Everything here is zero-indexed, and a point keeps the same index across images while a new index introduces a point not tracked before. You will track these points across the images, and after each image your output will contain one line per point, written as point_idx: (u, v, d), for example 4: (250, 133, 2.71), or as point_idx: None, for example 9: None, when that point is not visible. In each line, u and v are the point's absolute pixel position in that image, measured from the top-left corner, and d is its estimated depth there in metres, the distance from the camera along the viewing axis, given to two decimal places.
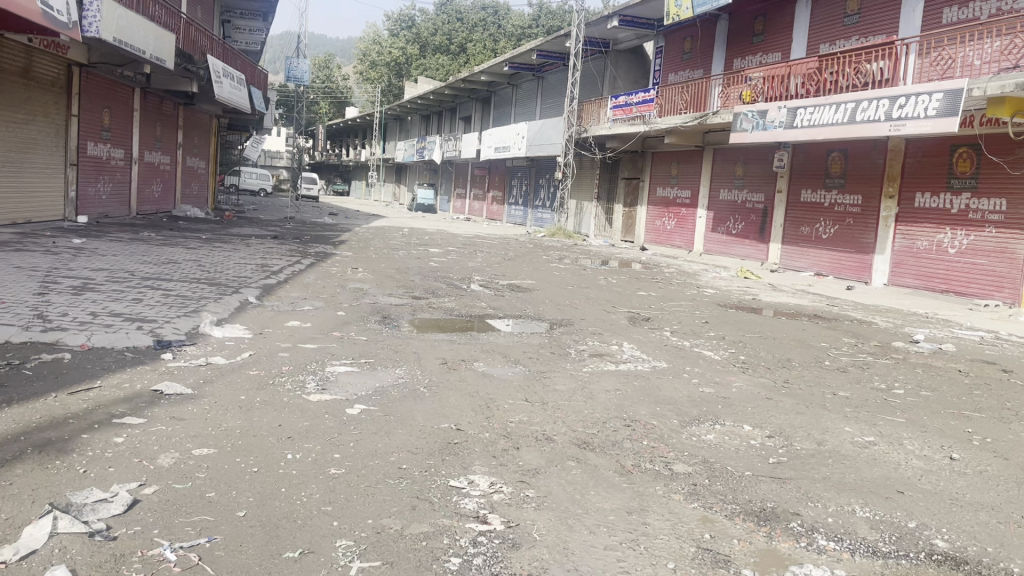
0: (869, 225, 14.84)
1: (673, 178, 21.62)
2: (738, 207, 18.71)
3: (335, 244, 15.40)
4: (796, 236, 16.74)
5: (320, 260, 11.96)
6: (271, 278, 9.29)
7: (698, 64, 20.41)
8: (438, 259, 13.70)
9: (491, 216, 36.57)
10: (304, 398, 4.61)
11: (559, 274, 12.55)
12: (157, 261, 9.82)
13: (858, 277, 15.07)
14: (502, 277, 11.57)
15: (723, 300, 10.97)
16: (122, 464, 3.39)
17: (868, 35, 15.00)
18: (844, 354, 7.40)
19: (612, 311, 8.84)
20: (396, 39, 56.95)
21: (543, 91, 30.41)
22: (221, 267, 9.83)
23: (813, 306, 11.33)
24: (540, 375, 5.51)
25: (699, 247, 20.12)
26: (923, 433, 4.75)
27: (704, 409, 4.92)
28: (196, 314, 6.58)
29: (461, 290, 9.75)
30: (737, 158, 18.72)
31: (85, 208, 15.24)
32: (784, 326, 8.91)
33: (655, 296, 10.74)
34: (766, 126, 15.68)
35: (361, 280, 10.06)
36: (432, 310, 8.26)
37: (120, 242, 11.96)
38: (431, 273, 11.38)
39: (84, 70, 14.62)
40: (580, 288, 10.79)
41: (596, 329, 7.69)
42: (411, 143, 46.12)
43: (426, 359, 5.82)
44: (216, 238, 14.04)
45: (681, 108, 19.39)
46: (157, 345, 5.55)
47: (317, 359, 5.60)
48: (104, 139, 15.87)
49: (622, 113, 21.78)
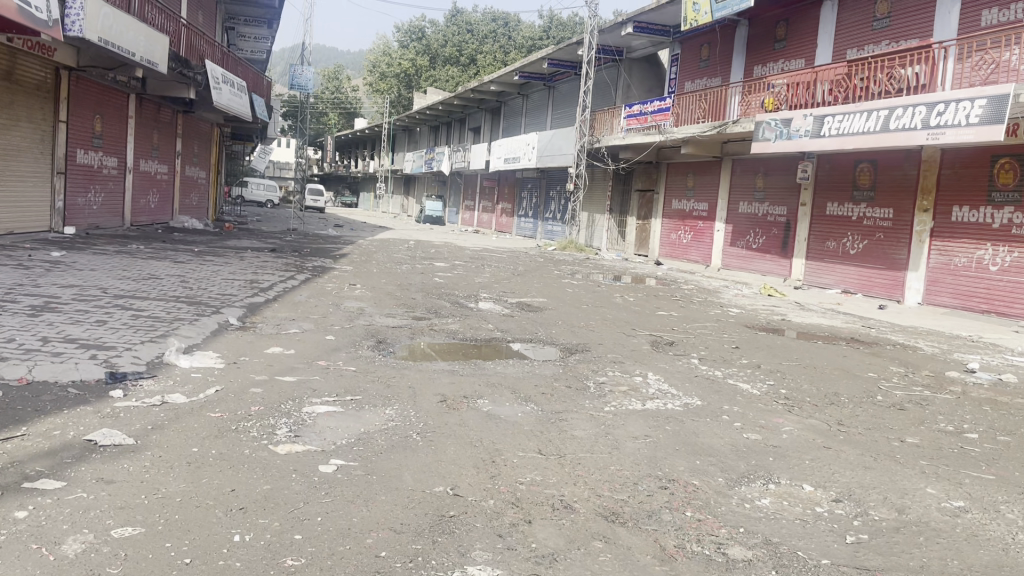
0: (901, 240, 13.99)
1: (689, 190, 20.82)
2: (759, 220, 17.87)
3: (335, 257, 14.65)
4: (822, 251, 15.89)
5: (316, 275, 11.20)
6: (258, 296, 8.52)
7: (716, 72, 19.62)
8: (443, 274, 12.94)
9: (500, 229, 35.83)
10: (270, 449, 3.80)
11: (572, 291, 11.74)
12: (137, 276, 9.06)
13: (889, 295, 14.22)
14: (511, 294, 10.77)
15: (750, 321, 10.14)
16: (13, 554, 2.57)
17: (899, 39, 14.20)
18: (898, 389, 6.57)
19: (632, 334, 8.04)
20: (406, 50, 56.54)
21: (554, 100, 29.70)
22: (206, 283, 9.08)
23: (848, 329, 10.48)
24: (555, 417, 4.69)
25: (717, 261, 19.28)
26: (1022, 497, 3.91)
27: (753, 463, 4.11)
28: (163, 340, 5.80)
29: (468, 310, 8.96)
30: (757, 168, 17.90)
31: (74, 219, 14.52)
32: (822, 352, 8.08)
33: (677, 316, 9.93)
34: (790, 135, 14.86)
35: (358, 298, 9.28)
36: (435, 332, 7.47)
37: (103, 255, 11.20)
38: (435, 290, 10.60)
39: (73, 74, 13.93)
40: (595, 308, 10.00)
41: (616, 355, 6.88)
42: (420, 154, 45.50)
43: (426, 395, 5.02)
44: (209, 251, 13.30)
45: (698, 117, 18.61)
46: (109, 379, 4.76)
47: (294, 396, 4.79)
48: (96, 146, 15.18)
49: (636, 123, 21.01)
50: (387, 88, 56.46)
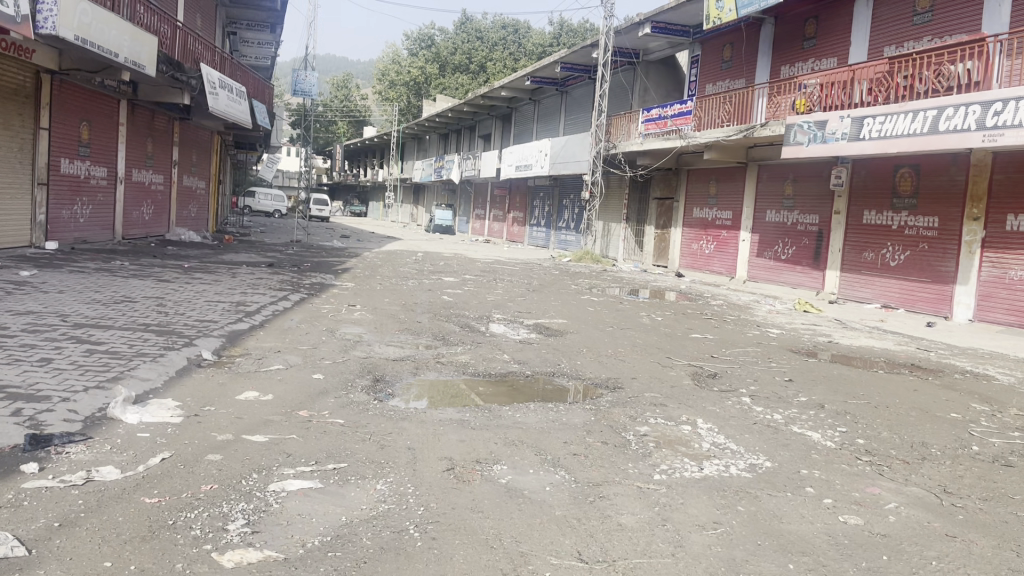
0: (948, 251, 12.91)
1: (711, 198, 19.79)
2: (788, 229, 16.80)
3: (337, 273, 13.67)
4: (858, 263, 14.80)
5: (312, 294, 10.22)
6: (243, 322, 7.52)
7: (740, 73, 18.60)
8: (452, 291, 11.93)
9: (512, 238, 34.83)
10: (211, 561, 2.77)
11: (593, 310, 10.70)
12: (108, 299, 8.08)
13: (934, 311, 13.13)
14: (527, 315, 9.74)
15: (792, 345, 9.10)
16: None
17: (943, 34, 13.13)
18: (994, 435, 5.50)
19: (669, 366, 6.98)
20: (415, 58, 55.66)
21: (567, 105, 28.73)
22: (186, 306, 8.10)
23: (903, 352, 9.39)
24: (594, 492, 3.67)
25: (742, 273, 18.22)
26: None
27: (866, 568, 3.05)
28: (113, 386, 4.79)
29: (481, 336, 7.92)
30: (786, 174, 16.85)
31: (58, 233, 13.59)
32: (889, 385, 7.02)
33: (713, 340, 8.87)
34: (825, 138, 13.83)
35: (356, 322, 8.26)
36: (442, 366, 6.42)
37: (81, 274, 10.23)
38: (442, 310, 9.57)
39: (57, 78, 13.02)
40: (622, 330, 8.97)
41: (655, 395, 5.82)
42: (429, 163, 44.63)
43: (429, 460, 3.99)
44: (200, 267, 12.32)
45: (721, 121, 17.55)
46: (28, 446, 3.75)
47: (261, 465, 3.77)
48: (83, 155, 14.26)
49: (654, 128, 20.00)
50: (396, 96, 55.56)
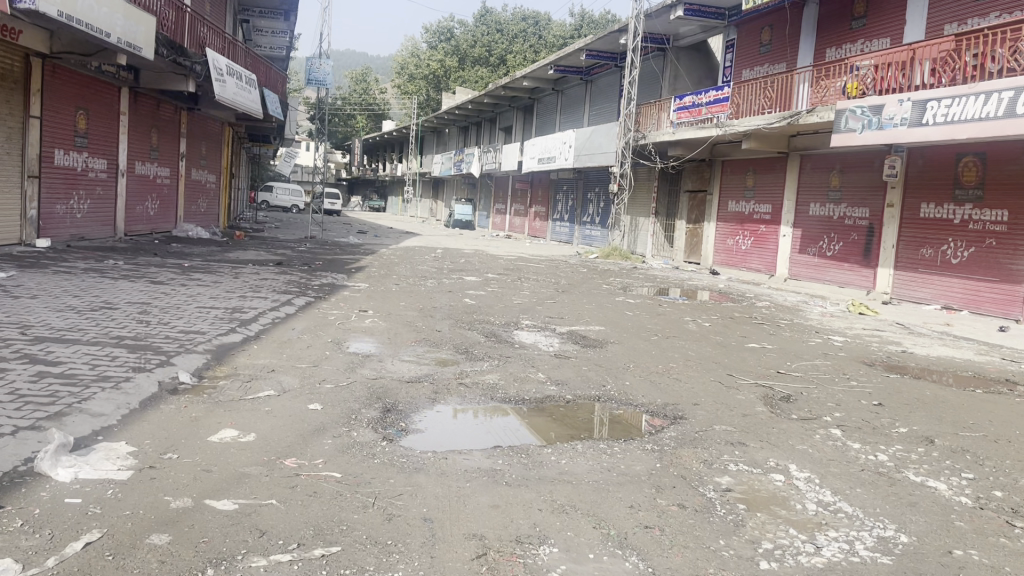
0: (1019, 248, 11.71)
1: (748, 190, 18.62)
2: (834, 223, 15.62)
3: (349, 272, 12.66)
4: (914, 260, 13.60)
5: (319, 297, 9.21)
6: (236, 333, 6.51)
7: (780, 57, 17.41)
8: (474, 292, 10.88)
9: (533, 233, 33.78)
10: None
11: (632, 315, 9.60)
12: (85, 306, 7.10)
13: (1004, 313, 11.94)
14: (560, 321, 8.66)
15: (863, 356, 7.98)
16: None
17: (1014, 9, 11.89)
18: None
19: (733, 387, 5.88)
20: (434, 51, 54.64)
21: (591, 95, 27.62)
22: (173, 313, 7.10)
23: (989, 363, 8.23)
24: None
25: (783, 270, 17.07)
26: None
27: None
28: (50, 429, 3.77)
29: (511, 348, 6.85)
30: (832, 164, 15.65)
31: (51, 229, 12.65)
32: (999, 409, 5.87)
33: (774, 352, 7.75)
34: (881, 124, 12.67)
35: (367, 331, 7.21)
36: (466, 390, 5.35)
37: (66, 274, 9.30)
38: (464, 316, 8.52)
39: (49, 62, 12.08)
40: (668, 339, 7.89)
41: (728, 430, 4.74)
42: (448, 156, 43.59)
43: (452, 540, 2.93)
44: (201, 267, 11.35)
45: (761, 107, 16.38)
46: None
47: (224, 553, 2.73)
48: (79, 146, 13.32)
49: (687, 116, 18.85)
50: (415, 90, 54.59)
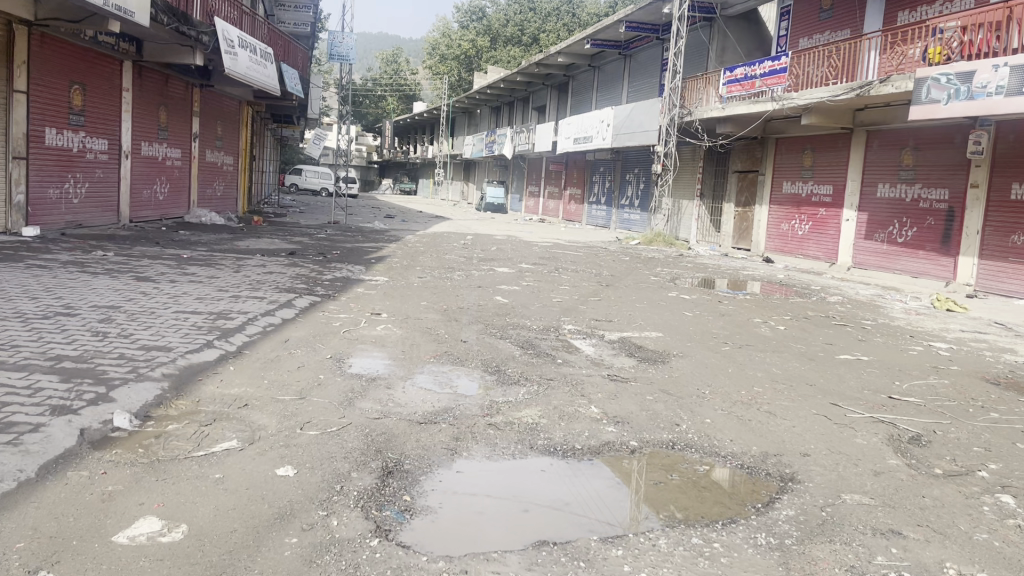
0: None
1: (806, 170, 17.06)
2: (906, 206, 14.06)
3: (368, 263, 11.38)
4: (1004, 248, 12.04)
5: (326, 295, 7.93)
6: (208, 347, 5.22)
7: (843, 23, 15.79)
8: (507, 287, 9.53)
9: (569, 217, 32.37)
10: None
11: (693, 316, 8.20)
12: (37, 312, 5.87)
13: None
14: (609, 326, 7.29)
15: (983, 371, 6.52)
16: None
17: None
18: None
19: (847, 426, 4.49)
20: (466, 31, 53.09)
21: (631, 70, 26.05)
22: (141, 321, 5.82)
23: None
24: None
25: (847, 259, 15.55)
26: None
27: None
28: None
29: (552, 367, 5.49)
30: (906, 140, 14.05)
31: (40, 216, 11.49)
32: None
33: (874, 366, 6.34)
34: (971, 93, 11.14)
35: (376, 342, 5.91)
36: (497, 435, 4.01)
37: (41, 269, 8.11)
38: (494, 320, 7.18)
39: (35, 29, 10.90)
40: (743, 350, 6.50)
41: (865, 504, 3.36)
42: (480, 138, 42.21)
43: None
44: (201, 258, 10.11)
45: (822, 79, 14.81)
46: None
47: None
48: (74, 125, 12.15)
49: (738, 89, 17.27)
50: (447, 70, 53.78)
